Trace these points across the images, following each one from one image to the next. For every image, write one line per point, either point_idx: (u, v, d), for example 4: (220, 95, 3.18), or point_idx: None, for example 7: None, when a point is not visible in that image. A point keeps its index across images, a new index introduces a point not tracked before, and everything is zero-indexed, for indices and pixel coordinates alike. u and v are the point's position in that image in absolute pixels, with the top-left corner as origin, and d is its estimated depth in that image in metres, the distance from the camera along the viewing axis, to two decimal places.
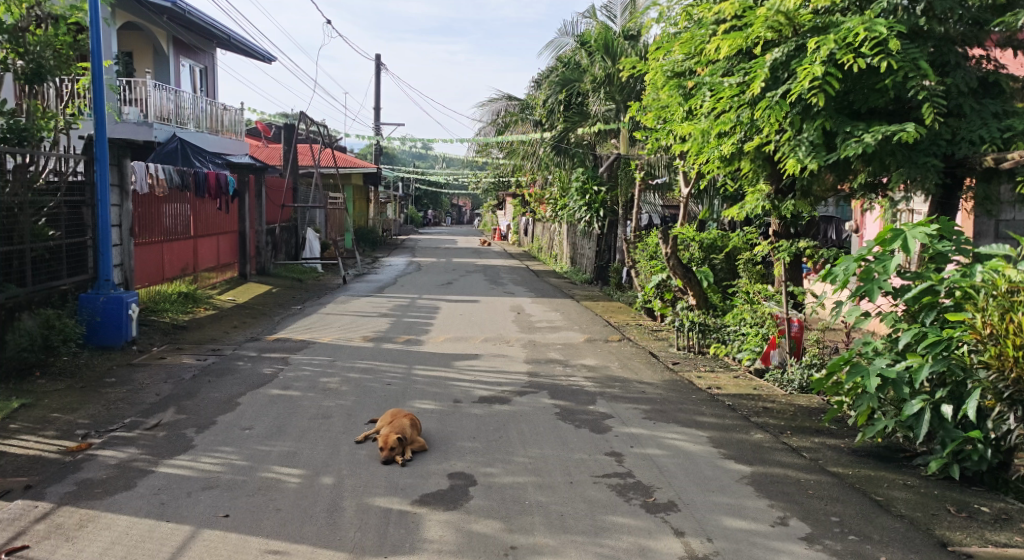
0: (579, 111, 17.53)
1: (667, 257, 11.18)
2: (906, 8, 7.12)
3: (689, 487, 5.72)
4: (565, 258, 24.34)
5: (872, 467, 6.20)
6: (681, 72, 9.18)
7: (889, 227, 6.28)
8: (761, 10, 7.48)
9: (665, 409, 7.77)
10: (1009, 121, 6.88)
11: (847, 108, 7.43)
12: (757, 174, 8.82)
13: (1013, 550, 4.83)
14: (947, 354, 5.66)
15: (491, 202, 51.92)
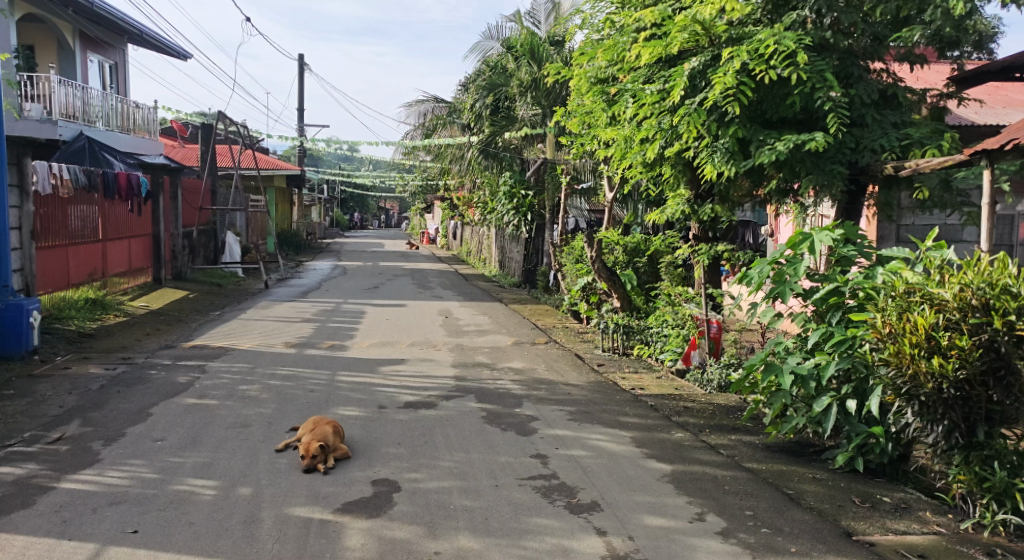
0: (507, 115, 17.59)
1: (592, 260, 11.29)
2: (814, 21, 7.52)
3: (612, 487, 5.85)
4: (494, 262, 24.47)
5: (783, 462, 6.46)
6: (604, 79, 9.30)
7: (798, 231, 6.61)
8: (678, 18, 7.67)
9: (590, 411, 7.89)
10: (907, 130, 7.29)
11: (760, 117, 7.71)
12: (678, 180, 9.04)
13: (911, 537, 5.10)
14: (852, 352, 5.93)
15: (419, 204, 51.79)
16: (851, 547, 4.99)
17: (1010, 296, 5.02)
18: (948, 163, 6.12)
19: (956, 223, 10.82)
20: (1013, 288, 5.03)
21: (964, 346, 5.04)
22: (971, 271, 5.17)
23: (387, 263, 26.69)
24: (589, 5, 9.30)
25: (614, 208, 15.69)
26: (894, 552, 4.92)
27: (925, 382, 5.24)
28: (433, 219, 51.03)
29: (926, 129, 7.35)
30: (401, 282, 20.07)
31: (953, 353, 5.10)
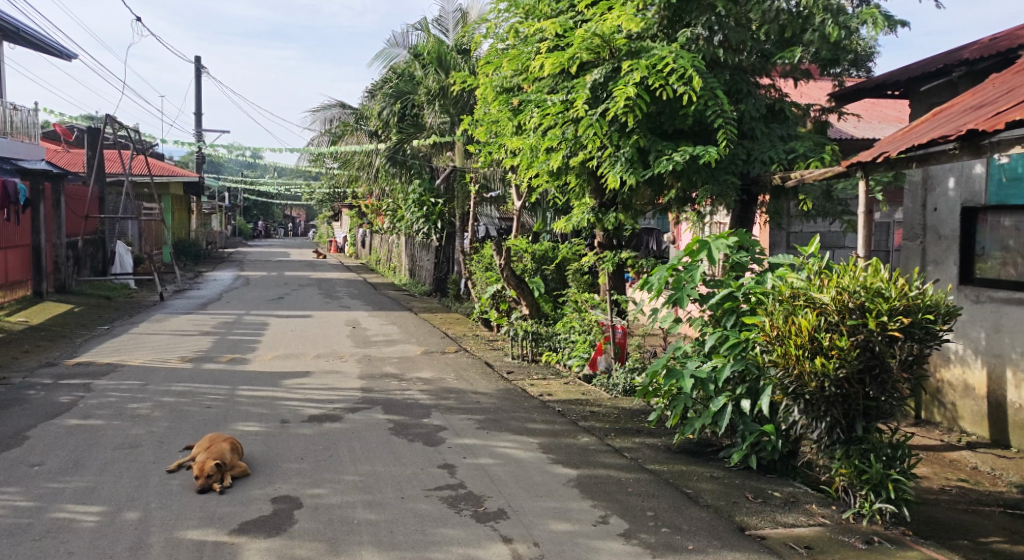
0: (414, 123, 17.47)
1: (500, 268, 11.33)
2: (706, 38, 7.77)
3: (518, 493, 5.91)
4: (404, 270, 24.32)
5: (684, 462, 6.67)
6: (509, 88, 9.38)
7: (696, 239, 6.86)
8: (578, 31, 7.81)
9: (498, 418, 7.95)
10: (793, 144, 7.67)
11: (659, 128, 7.94)
12: (583, 189, 9.20)
13: (799, 529, 5.34)
14: (744, 355, 6.19)
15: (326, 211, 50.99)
16: (744, 542, 5.18)
17: (883, 299, 5.35)
18: (829, 174, 6.46)
19: (837, 230, 11.54)
20: (886, 291, 5.36)
21: (844, 346, 5.31)
22: (849, 276, 5.48)
23: (293, 273, 26.14)
24: (494, 15, 9.39)
25: (523, 215, 15.85)
26: (783, 544, 5.14)
27: (809, 381, 5.48)
28: (341, 228, 50.33)
29: (809, 143, 7.74)
30: (307, 291, 19.70)
31: (834, 354, 5.36)
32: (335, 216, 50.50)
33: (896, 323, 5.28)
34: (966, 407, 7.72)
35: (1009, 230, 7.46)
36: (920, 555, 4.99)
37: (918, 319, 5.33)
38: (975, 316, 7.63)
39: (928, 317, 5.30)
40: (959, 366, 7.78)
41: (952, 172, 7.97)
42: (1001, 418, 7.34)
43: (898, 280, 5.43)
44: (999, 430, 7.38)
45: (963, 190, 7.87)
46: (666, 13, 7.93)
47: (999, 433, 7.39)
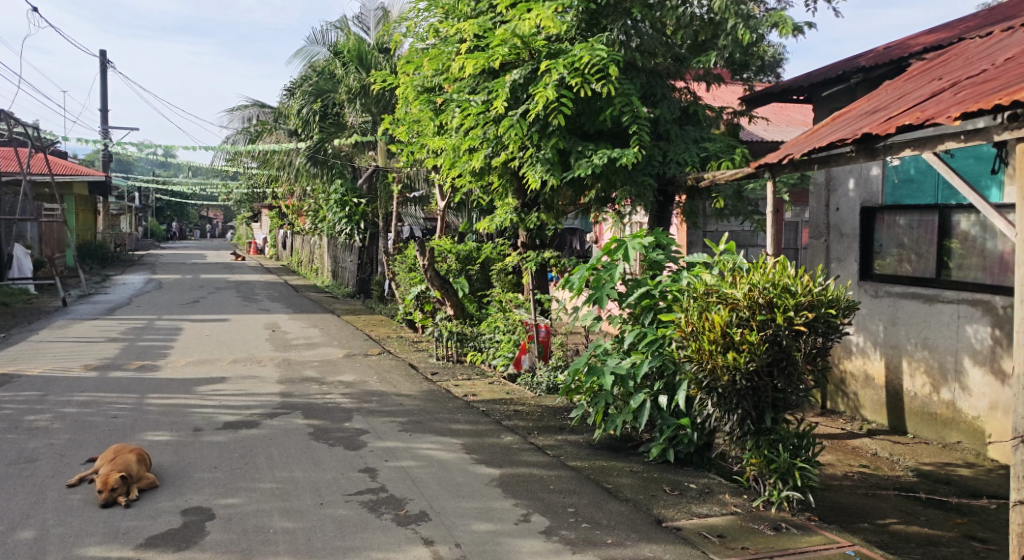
0: (335, 122, 17.18)
1: (424, 269, 11.24)
2: (623, 42, 7.80)
3: (440, 495, 5.87)
4: (327, 271, 23.95)
5: (605, 458, 6.75)
6: (430, 88, 9.27)
7: (614, 239, 6.95)
8: (498, 31, 7.79)
9: (421, 420, 7.88)
10: (706, 146, 7.85)
11: (579, 129, 8.00)
12: (505, 189, 9.18)
13: (712, 519, 5.46)
14: (661, 351, 6.30)
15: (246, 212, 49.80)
16: (661, 533, 5.27)
17: (789, 295, 5.52)
18: (739, 175, 6.65)
19: (749, 230, 12.01)
20: (792, 288, 5.54)
21: (754, 341, 5.45)
22: (759, 273, 5.64)
23: (209, 275, 25.42)
24: (414, 14, 9.30)
25: (447, 216, 15.80)
26: (697, 534, 5.25)
27: (722, 375, 5.61)
28: (261, 229, 49.23)
29: (721, 144, 7.93)
30: (224, 294, 19.20)
31: (744, 348, 5.50)
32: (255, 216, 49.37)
33: (801, 318, 5.47)
34: (867, 396, 8.05)
35: (904, 229, 7.78)
36: (826, 538, 5.17)
37: (821, 314, 5.54)
38: (873, 310, 7.97)
39: (831, 312, 5.52)
40: (861, 358, 8.11)
41: (852, 173, 8.29)
42: (899, 406, 7.68)
43: (803, 276, 5.62)
44: (897, 417, 7.71)
45: (863, 190, 8.18)
46: (583, 16, 7.96)
47: (897, 420, 7.72)
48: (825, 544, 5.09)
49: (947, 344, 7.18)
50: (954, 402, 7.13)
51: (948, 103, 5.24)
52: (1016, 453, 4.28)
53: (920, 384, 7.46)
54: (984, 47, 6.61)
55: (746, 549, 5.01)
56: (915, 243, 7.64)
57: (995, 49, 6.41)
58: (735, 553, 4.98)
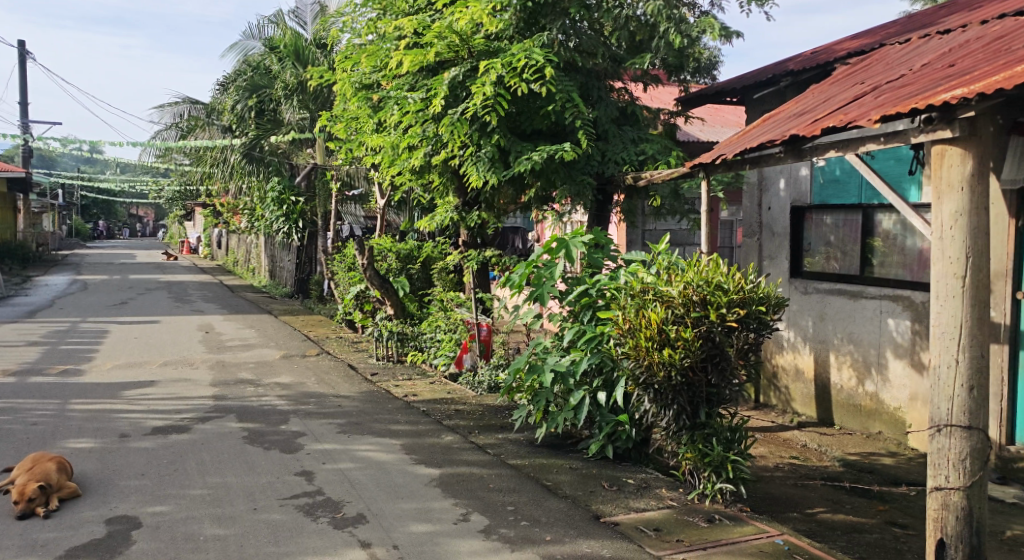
0: (272, 118, 16.87)
1: (363, 268, 11.01)
2: (561, 42, 7.84)
3: (378, 496, 5.79)
4: (264, 271, 23.50)
5: (544, 455, 6.74)
6: (369, 85, 9.04)
7: (555, 237, 6.98)
8: (436, 28, 7.70)
9: (360, 422, 7.77)
10: (643, 146, 7.90)
11: (519, 128, 7.97)
12: (446, 187, 9.09)
13: (649, 513, 5.50)
14: (600, 348, 6.33)
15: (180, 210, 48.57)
16: (598, 529, 5.29)
17: (722, 292, 5.60)
18: (674, 175, 6.72)
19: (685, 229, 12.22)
20: (725, 285, 5.62)
21: (688, 337, 5.53)
22: (694, 271, 5.72)
23: (139, 276, 24.70)
24: (351, 9, 9.14)
25: (387, 214, 15.63)
26: (634, 529, 5.28)
27: (658, 371, 5.66)
28: (195, 228, 48.07)
29: (658, 145, 7.96)
30: (155, 295, 18.67)
31: (679, 345, 5.57)
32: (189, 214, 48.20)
33: (734, 315, 5.56)
34: (798, 390, 8.23)
35: (830, 228, 7.96)
36: (757, 528, 5.26)
37: (752, 311, 5.63)
38: (803, 306, 8.15)
39: (761, 308, 5.62)
40: (791, 352, 8.29)
41: (783, 173, 8.46)
42: (828, 399, 7.87)
43: (735, 273, 5.71)
44: (825, 409, 7.90)
45: (793, 190, 8.35)
46: (522, 15, 7.93)
47: (825, 412, 7.92)
48: (756, 534, 5.18)
49: (870, 338, 7.39)
50: (877, 394, 7.33)
51: (870, 106, 5.38)
52: (932, 441, 4.42)
53: (846, 377, 7.65)
54: (903, 53, 6.81)
55: (681, 542, 5.06)
56: (841, 241, 7.82)
57: (913, 55, 6.61)
58: (672, 546, 5.02)
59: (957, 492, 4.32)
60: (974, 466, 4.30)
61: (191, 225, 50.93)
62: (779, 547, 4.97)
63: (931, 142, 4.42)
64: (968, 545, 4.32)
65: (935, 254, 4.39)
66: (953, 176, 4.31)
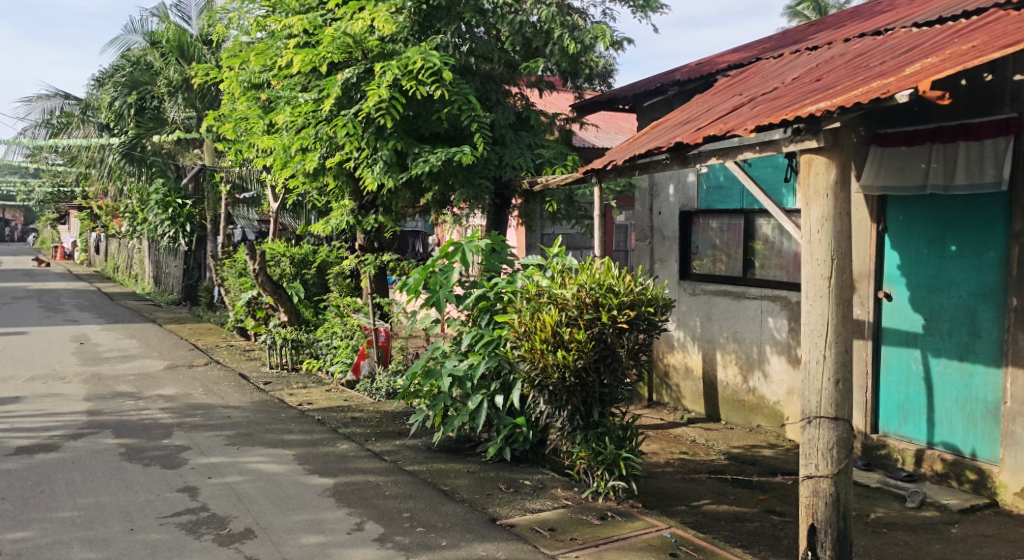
0: (154, 116, 16.21)
1: (255, 274, 10.47)
2: (455, 46, 7.89)
3: (268, 509, 5.69)
4: (147, 277, 22.57)
5: (442, 460, 6.77)
6: (258, 84, 8.87)
7: (451, 241, 6.99)
8: (327, 28, 7.58)
9: (250, 433, 7.60)
10: (540, 151, 8.02)
11: (415, 131, 7.95)
12: (342, 191, 8.96)
13: (544, 513, 5.61)
14: (497, 351, 6.44)
15: (52, 211, 45.99)
16: (494, 531, 5.36)
17: (613, 294, 5.77)
18: (569, 180, 6.89)
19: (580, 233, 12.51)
20: (616, 287, 5.79)
21: (581, 339, 5.66)
22: (587, 274, 5.87)
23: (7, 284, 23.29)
24: (238, 4, 8.89)
25: (282, 216, 15.26)
26: (530, 529, 5.37)
27: (553, 373, 5.80)
28: (69, 232, 45.60)
29: (553, 151, 8.10)
30: (23, 305, 17.64)
31: (572, 346, 5.70)
32: (60, 215, 45.65)
33: (624, 316, 5.73)
34: (687, 387, 8.52)
35: (716, 231, 8.28)
36: (646, 523, 5.44)
37: (642, 312, 5.82)
38: (691, 307, 8.45)
39: (650, 310, 5.82)
40: (681, 352, 8.58)
41: (672, 179, 8.74)
42: (714, 396, 8.19)
43: (626, 276, 5.90)
44: (712, 406, 8.22)
45: (681, 196, 8.64)
46: (416, 18, 7.92)
47: (712, 408, 8.23)
48: (645, 528, 5.36)
49: (752, 336, 7.73)
50: (758, 390, 7.68)
51: (746, 117, 5.65)
52: (803, 432, 4.70)
53: (731, 375, 7.98)
54: (777, 66, 7.16)
55: (574, 540, 5.17)
56: (726, 244, 8.15)
57: (786, 69, 6.96)
58: (565, 544, 5.13)
59: (826, 479, 4.61)
60: (841, 454, 4.59)
61: (64, 228, 48.30)
62: (666, 540, 5.17)
63: (799, 152, 4.70)
64: (837, 529, 4.60)
65: (803, 256, 4.67)
66: (819, 184, 4.61)
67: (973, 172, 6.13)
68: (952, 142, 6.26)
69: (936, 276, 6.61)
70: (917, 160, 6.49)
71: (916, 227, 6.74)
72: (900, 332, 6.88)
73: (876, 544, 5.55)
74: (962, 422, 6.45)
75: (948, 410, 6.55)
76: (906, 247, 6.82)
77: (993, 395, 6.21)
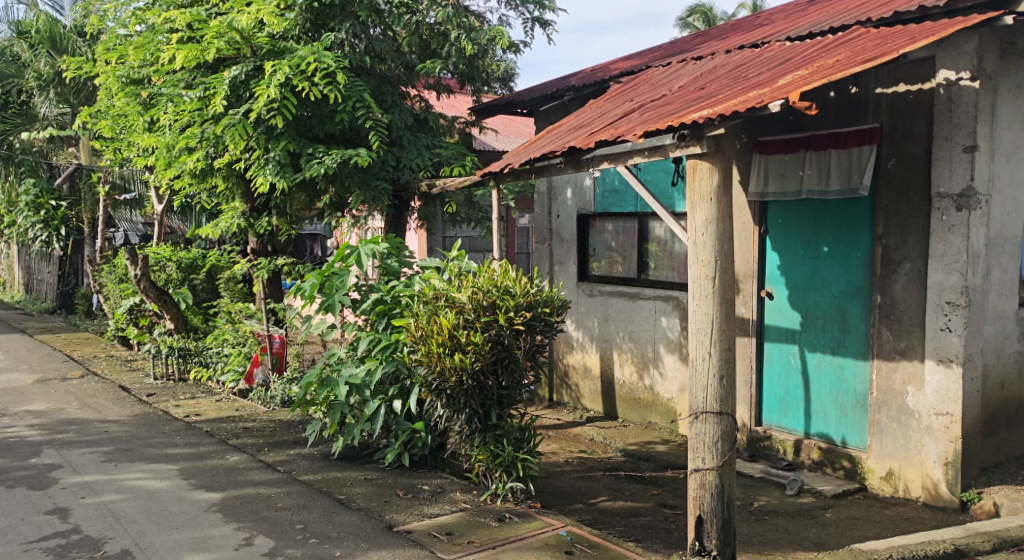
0: (22, 112, 15.21)
1: (137, 280, 9.82)
2: (351, 45, 7.81)
3: (148, 529, 5.42)
4: (16, 284, 21.09)
5: (337, 469, 6.64)
6: (138, 79, 8.45)
7: (347, 244, 6.88)
8: (214, 24, 7.34)
9: (130, 448, 7.20)
10: (438, 151, 8.00)
11: (308, 132, 7.78)
12: (232, 193, 8.65)
13: (442, 518, 5.60)
14: (394, 356, 6.40)
15: None
16: (390, 538, 5.30)
17: (509, 296, 5.84)
18: (467, 183, 6.93)
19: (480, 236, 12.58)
20: (512, 289, 5.86)
21: (477, 341, 5.71)
22: (483, 277, 5.91)
23: None
24: None
25: (168, 218, 14.46)
26: (427, 534, 5.35)
27: (450, 376, 5.84)
28: None
29: (452, 152, 8.09)
30: None
31: (469, 349, 5.75)
32: None
33: (521, 318, 5.80)
34: (586, 387, 8.73)
35: (611, 234, 8.52)
36: (543, 523, 5.52)
37: (539, 313, 5.90)
38: (589, 308, 8.65)
39: (546, 311, 5.90)
40: (580, 352, 8.77)
41: (569, 183, 8.92)
42: (612, 394, 8.42)
43: (522, 278, 5.97)
44: (610, 404, 8.45)
45: (578, 200, 8.83)
46: (308, 16, 7.75)
47: (609, 407, 8.46)
48: (542, 528, 5.44)
49: (646, 335, 7.99)
50: (654, 387, 7.95)
51: (636, 122, 5.87)
52: (690, 427, 4.90)
53: (628, 373, 8.22)
54: (666, 75, 7.45)
55: (471, 543, 5.18)
56: (621, 246, 8.40)
57: (674, 77, 7.25)
58: (461, 548, 5.13)
59: (713, 471, 4.82)
60: (725, 446, 4.82)
61: None
62: (562, 539, 5.26)
63: (685, 156, 4.92)
64: (721, 519, 4.82)
65: (690, 258, 4.88)
66: (703, 188, 4.83)
67: (844, 178, 6.57)
68: (823, 149, 6.69)
69: (811, 275, 7.03)
70: (795, 167, 6.92)
71: (794, 230, 7.15)
72: (781, 329, 7.30)
73: (759, 531, 5.85)
74: (835, 412, 6.90)
75: (823, 401, 6.99)
76: (784, 248, 7.23)
77: (862, 386, 6.67)
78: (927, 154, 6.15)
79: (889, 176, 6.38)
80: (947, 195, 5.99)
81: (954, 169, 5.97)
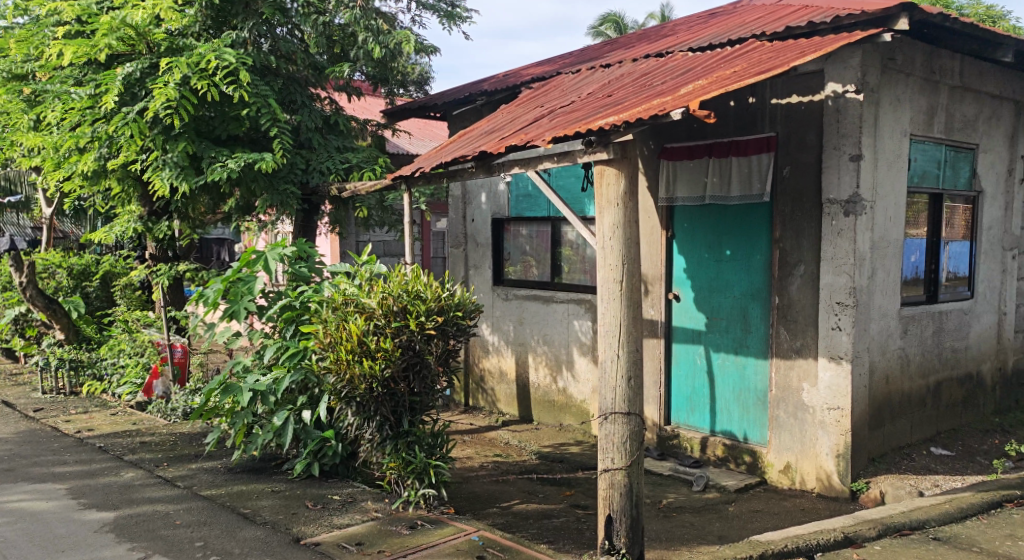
0: None
1: (22, 287, 9.20)
2: (255, 44, 7.58)
3: (31, 554, 5.08)
4: None
5: (242, 482, 6.41)
6: (21, 75, 7.96)
7: (253, 249, 6.64)
8: (105, 18, 6.99)
9: (12, 468, 6.74)
10: (348, 155, 7.84)
11: (210, 133, 7.49)
12: (128, 196, 8.22)
13: (351, 528, 5.48)
14: (302, 364, 6.24)
15: None
16: (297, 552, 5.15)
17: (420, 301, 5.80)
18: (379, 187, 6.84)
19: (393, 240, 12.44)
20: (423, 294, 5.82)
21: (387, 347, 5.64)
22: (392, 282, 5.84)
23: None
24: None
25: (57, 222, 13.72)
26: (336, 546, 5.22)
27: (360, 383, 5.74)
28: None
29: (363, 155, 7.95)
30: None
31: (379, 355, 5.67)
32: None
33: (432, 323, 5.76)
34: (501, 391, 8.75)
35: (526, 238, 8.57)
36: (455, 528, 5.47)
37: (450, 317, 5.88)
38: (504, 312, 8.68)
39: (459, 315, 5.89)
40: (496, 356, 8.79)
41: (484, 188, 8.92)
42: (527, 397, 8.47)
43: (434, 283, 5.93)
44: (524, 407, 8.50)
45: (492, 204, 8.84)
46: (209, 13, 7.48)
47: (524, 409, 8.51)
48: (454, 533, 5.39)
49: (560, 338, 8.08)
50: (567, 389, 8.04)
51: (546, 127, 5.93)
52: (600, 429, 4.98)
53: (542, 376, 8.30)
54: (576, 81, 7.57)
55: (382, 552, 5.09)
56: (535, 250, 8.46)
57: (583, 84, 7.37)
58: None
59: (621, 471, 4.91)
60: (634, 446, 4.92)
61: None
62: (475, 544, 5.23)
63: (593, 162, 5.01)
64: (630, 517, 4.91)
65: (599, 261, 4.96)
66: (610, 193, 4.92)
67: (743, 184, 6.84)
68: (725, 157, 6.94)
69: (715, 278, 7.28)
70: (699, 173, 7.14)
71: (699, 234, 7.38)
72: (687, 330, 7.52)
73: (667, 527, 6.00)
74: (737, 410, 7.16)
75: (726, 399, 7.24)
76: (691, 252, 7.44)
77: (762, 384, 6.95)
78: (817, 162, 6.49)
79: (784, 183, 6.68)
80: (836, 202, 6.36)
81: (842, 176, 6.34)
